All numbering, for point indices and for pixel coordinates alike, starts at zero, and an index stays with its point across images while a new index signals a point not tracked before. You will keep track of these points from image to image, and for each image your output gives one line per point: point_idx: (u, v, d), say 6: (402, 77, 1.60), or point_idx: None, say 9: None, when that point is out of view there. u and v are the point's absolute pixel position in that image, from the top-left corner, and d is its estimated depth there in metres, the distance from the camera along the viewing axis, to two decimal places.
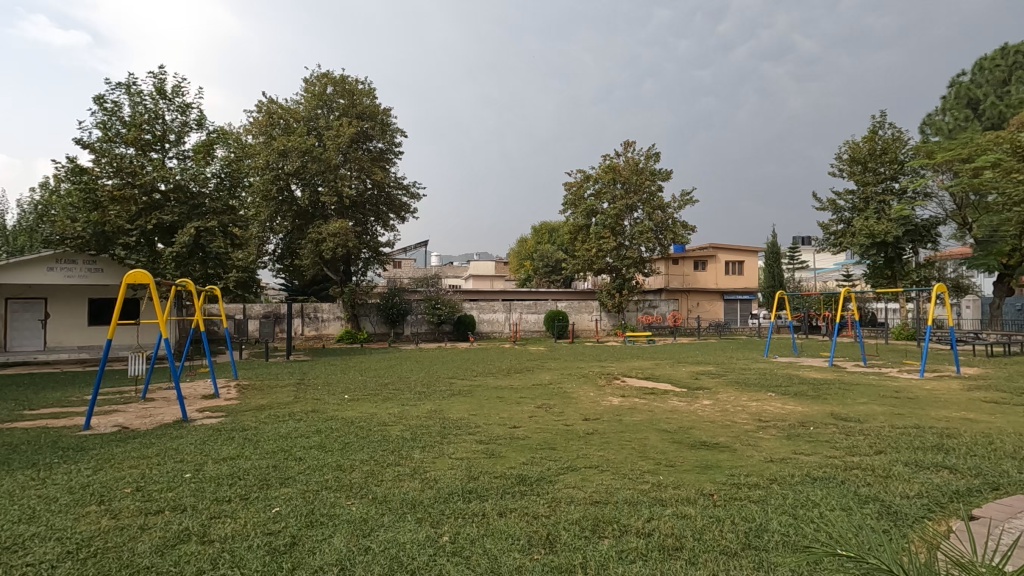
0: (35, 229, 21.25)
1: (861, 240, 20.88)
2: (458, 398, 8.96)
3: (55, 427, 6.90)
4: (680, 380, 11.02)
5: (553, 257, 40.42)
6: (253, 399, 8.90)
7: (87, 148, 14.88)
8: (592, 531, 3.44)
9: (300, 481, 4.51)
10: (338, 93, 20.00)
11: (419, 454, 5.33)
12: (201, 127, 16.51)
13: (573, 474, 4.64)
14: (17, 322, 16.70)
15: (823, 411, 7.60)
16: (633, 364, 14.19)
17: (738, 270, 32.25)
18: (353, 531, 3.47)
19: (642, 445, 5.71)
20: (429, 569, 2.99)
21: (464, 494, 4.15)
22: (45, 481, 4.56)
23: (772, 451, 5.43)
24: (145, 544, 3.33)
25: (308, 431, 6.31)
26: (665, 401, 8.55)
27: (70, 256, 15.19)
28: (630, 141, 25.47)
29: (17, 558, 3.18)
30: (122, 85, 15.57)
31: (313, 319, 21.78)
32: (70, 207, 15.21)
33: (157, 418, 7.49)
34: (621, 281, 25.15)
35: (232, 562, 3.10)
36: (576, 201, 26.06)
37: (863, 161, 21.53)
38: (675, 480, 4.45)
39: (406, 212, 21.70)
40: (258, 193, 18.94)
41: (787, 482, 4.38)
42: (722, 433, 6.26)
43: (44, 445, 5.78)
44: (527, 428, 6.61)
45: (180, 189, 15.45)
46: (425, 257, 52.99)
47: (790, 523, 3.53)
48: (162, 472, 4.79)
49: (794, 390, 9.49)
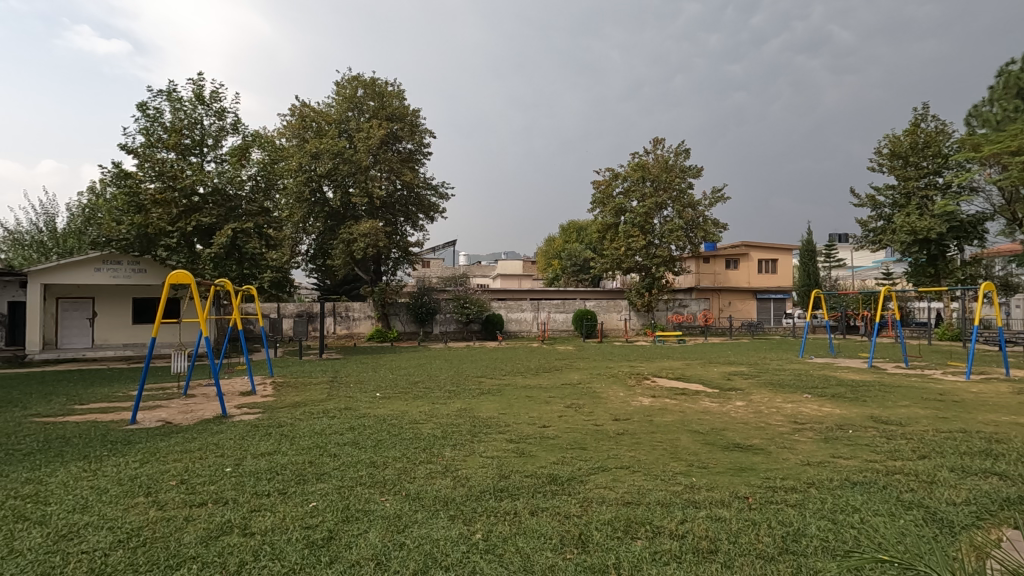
0: (83, 232, 22.15)
1: (901, 237, 20.31)
2: (487, 397, 8.98)
3: (103, 421, 7.22)
4: (712, 381, 10.84)
5: (581, 257, 40.16)
6: (289, 396, 9.12)
7: (131, 153, 15.50)
8: (625, 533, 3.43)
9: (335, 476, 4.62)
10: (368, 95, 20.31)
11: (450, 453, 5.36)
12: (237, 131, 17.00)
13: (605, 474, 4.63)
14: (67, 320, 17.49)
15: (862, 413, 7.40)
16: (663, 364, 14.03)
17: (772, 268, 31.53)
18: (389, 527, 3.53)
19: (674, 446, 5.66)
20: (462, 566, 3.03)
21: (495, 493, 4.17)
22: (96, 473, 4.77)
23: (809, 454, 5.31)
24: (190, 535, 3.45)
25: (343, 428, 6.45)
26: (696, 402, 8.42)
27: (115, 257, 16.10)
28: (660, 139, 25.27)
29: (73, 546, 3.33)
30: (164, 92, 16.15)
31: (345, 318, 22.18)
32: (115, 210, 15.88)
33: (198, 413, 7.78)
34: (651, 280, 24.77)
35: (272, 554, 3.20)
36: (604, 199, 25.86)
37: (904, 155, 20.82)
38: (709, 482, 4.39)
39: (435, 212, 21.86)
40: (292, 195, 19.39)
41: (826, 486, 4.28)
42: (756, 435, 6.17)
43: (95, 439, 6.05)
44: (557, 427, 6.60)
45: (218, 192, 15.94)
46: (453, 257, 53.41)
47: (831, 528, 3.45)
48: (205, 466, 4.97)
49: (831, 391, 9.30)
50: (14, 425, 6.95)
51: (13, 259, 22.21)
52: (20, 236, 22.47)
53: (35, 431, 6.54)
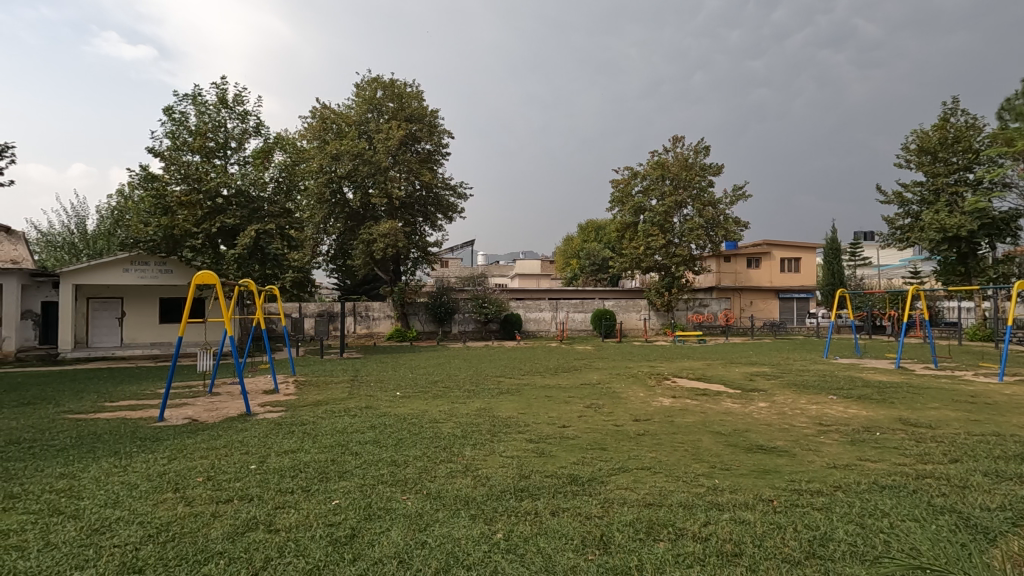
0: (113, 233, 22.70)
1: (930, 234, 19.80)
2: (506, 397, 8.98)
3: (133, 418, 7.39)
4: (733, 381, 10.67)
5: (599, 256, 39.96)
6: (311, 394, 9.24)
7: (158, 156, 15.87)
8: (648, 535, 3.40)
9: (357, 474, 4.68)
10: (387, 97, 20.51)
11: (470, 452, 5.37)
12: (259, 134, 17.28)
13: (625, 475, 4.62)
14: (96, 319, 17.98)
15: (890, 415, 7.23)
16: (684, 364, 13.90)
17: (795, 267, 31.01)
18: (411, 526, 3.55)
19: (696, 447, 5.59)
20: (485, 566, 3.04)
21: (516, 492, 4.17)
22: (126, 469, 4.90)
23: (835, 457, 5.20)
24: (216, 531, 3.52)
25: (364, 427, 6.51)
26: (718, 403, 8.28)
27: (143, 258, 16.51)
28: (679, 137, 25.00)
29: (105, 540, 3.42)
30: (189, 96, 16.51)
31: (365, 317, 22.40)
32: (143, 212, 16.27)
33: (223, 410, 7.94)
34: (670, 280, 24.54)
35: (296, 551, 3.24)
36: (623, 198, 25.66)
37: (933, 151, 20.32)
38: (732, 484, 4.34)
39: (454, 212, 21.95)
40: (313, 196, 19.65)
41: (853, 490, 4.19)
42: (781, 437, 6.04)
43: (124, 435, 6.19)
44: (577, 427, 6.59)
45: (241, 194, 16.23)
46: (471, 257, 53.72)
47: (859, 532, 3.38)
48: (230, 463, 5.06)
49: (858, 393, 9.08)
50: (48, 421, 7.17)
51: (45, 260, 22.84)
52: (53, 237, 23.19)
53: (67, 427, 6.74)
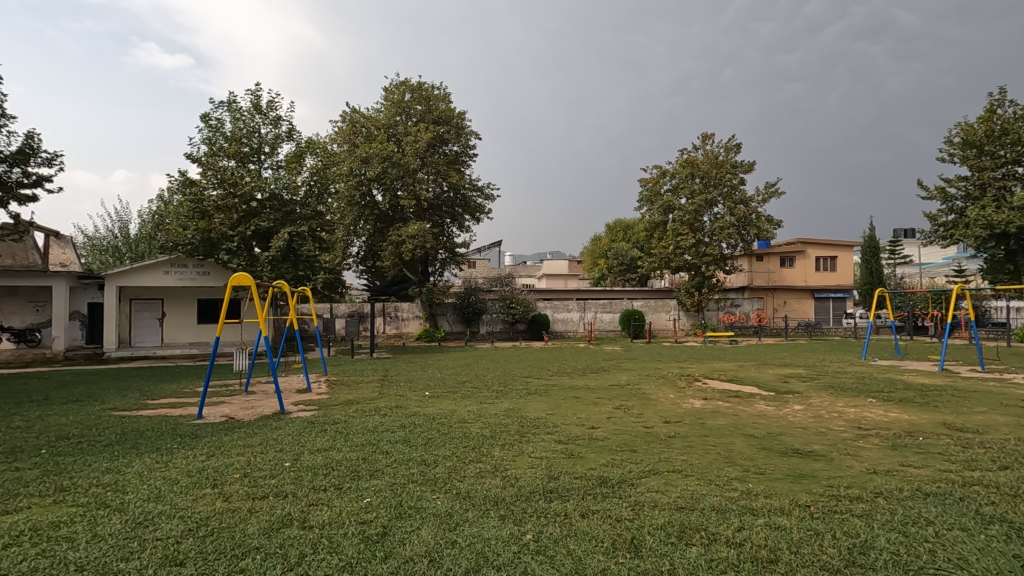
0: (154, 236, 23.53)
1: (976, 231, 18.91)
2: (534, 397, 8.99)
3: (173, 416, 7.64)
4: (766, 383, 10.42)
5: (628, 256, 39.61)
6: (341, 394, 9.39)
7: (195, 162, 16.39)
8: (679, 539, 3.35)
9: (388, 473, 4.73)
10: (415, 100, 20.73)
11: (499, 452, 5.40)
12: (292, 138, 17.67)
13: (656, 478, 4.55)
14: (139, 320, 18.66)
15: (934, 419, 6.94)
16: (715, 365, 13.65)
17: (830, 267, 30.15)
18: (441, 525, 3.58)
19: (728, 450, 5.48)
20: (514, 566, 3.04)
21: (545, 493, 4.17)
22: (168, 465, 5.07)
23: (876, 462, 5.03)
24: (253, 526, 3.62)
25: (394, 426, 6.58)
26: (751, 406, 8.08)
27: (182, 260, 17.05)
28: (709, 134, 24.57)
29: (148, 533, 3.54)
30: (225, 103, 17.02)
31: (394, 318, 22.69)
32: (181, 217, 16.84)
33: (258, 409, 8.12)
34: (701, 280, 24.13)
35: (329, 547, 3.30)
36: (652, 197, 25.35)
37: (978, 144, 19.52)
38: (766, 489, 4.23)
39: (481, 213, 22.04)
40: (343, 199, 19.97)
41: (895, 496, 4.05)
42: (817, 441, 5.88)
43: (165, 432, 6.42)
44: (606, 429, 6.54)
45: (275, 198, 16.65)
46: (498, 257, 53.93)
47: (902, 541, 3.26)
48: (265, 460, 5.19)
49: (898, 395, 8.76)
50: (95, 417, 7.47)
51: (92, 263, 23.88)
52: (99, 242, 24.21)
53: (113, 424, 7.01)
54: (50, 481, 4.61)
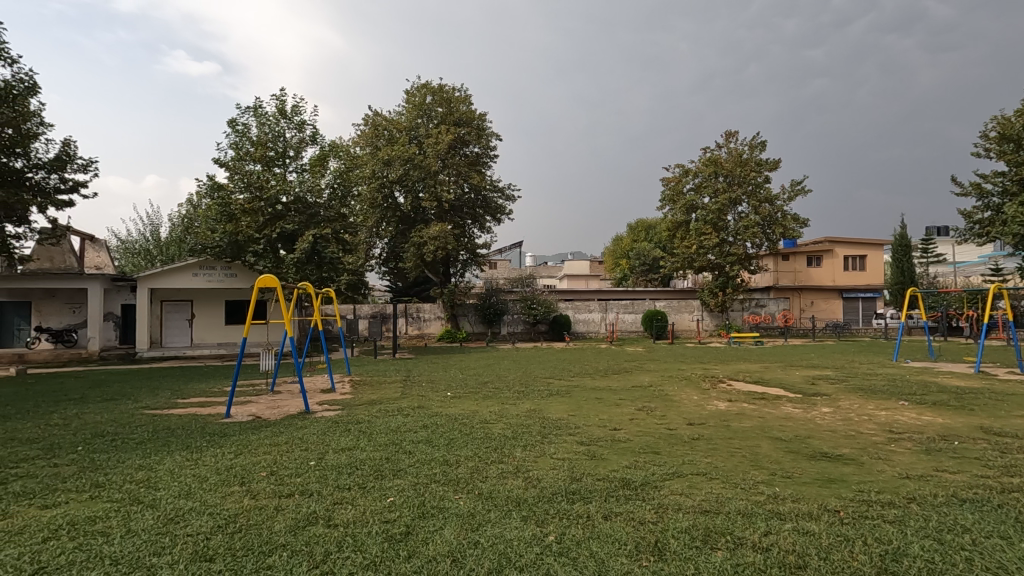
0: (183, 240, 24.13)
1: (1014, 228, 18.22)
2: (556, 398, 8.96)
3: (202, 414, 7.82)
4: (793, 385, 10.21)
5: (650, 256, 39.27)
6: (364, 394, 9.50)
7: (223, 166, 16.77)
8: (704, 542, 3.30)
9: (411, 473, 4.77)
10: (436, 102, 20.88)
11: (521, 453, 5.40)
12: (316, 142, 17.96)
13: (680, 480, 4.49)
14: (169, 321, 19.15)
15: (970, 423, 6.71)
16: (740, 366, 13.42)
17: (860, 266, 29.42)
18: (463, 525, 3.59)
19: (753, 453, 5.39)
20: (537, 567, 3.04)
21: (568, 494, 4.15)
22: (198, 462, 5.19)
23: (909, 466, 4.89)
24: (280, 524, 3.68)
25: (417, 426, 6.63)
26: (777, 408, 7.91)
27: (210, 263, 17.47)
28: (732, 132, 24.21)
29: (179, 528, 3.63)
30: (251, 109, 17.38)
31: (416, 319, 22.89)
32: (210, 220, 17.24)
33: (284, 408, 8.25)
34: (725, 280, 23.77)
35: (354, 546, 3.34)
36: (674, 196, 25.08)
37: (1016, 138, 18.85)
38: (794, 493, 4.15)
39: (502, 214, 22.08)
40: (366, 201, 20.20)
41: (930, 502, 3.92)
42: (846, 444, 5.74)
43: (195, 431, 6.57)
44: (629, 430, 6.48)
45: (300, 201, 16.92)
46: (519, 257, 53.98)
47: (937, 548, 3.16)
48: (291, 459, 5.28)
49: (931, 398, 8.51)
50: (128, 416, 7.69)
51: (125, 266, 24.62)
52: (131, 245, 24.94)
53: (145, 422, 7.21)
54: (86, 478, 4.75)
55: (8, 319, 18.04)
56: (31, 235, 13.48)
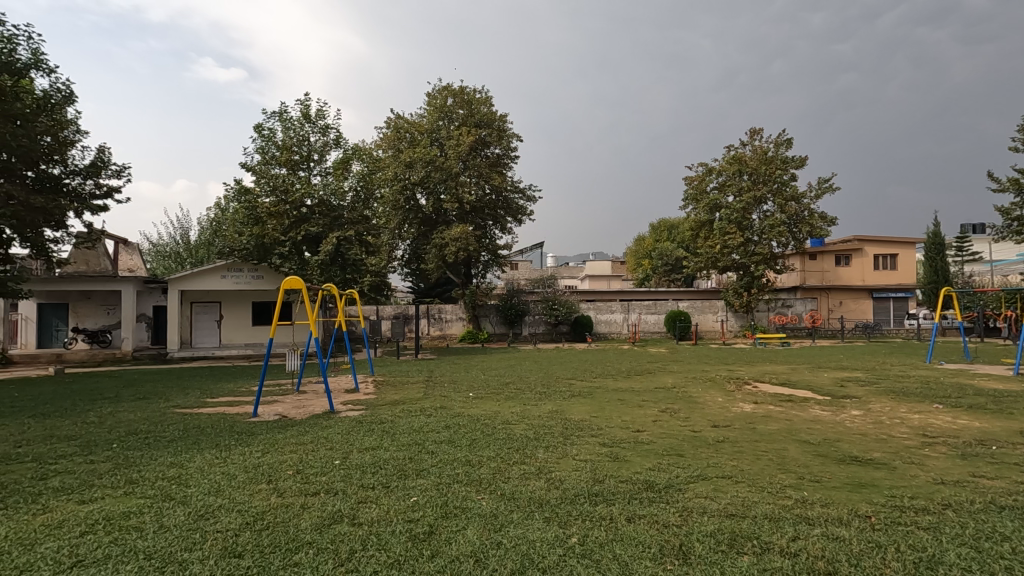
0: (212, 242, 24.70)
1: None
2: (578, 399, 8.92)
3: (230, 413, 7.99)
4: (821, 387, 9.98)
5: (673, 256, 38.85)
6: (388, 394, 9.61)
7: (249, 170, 17.13)
8: (730, 547, 3.25)
9: (434, 473, 4.80)
10: (457, 104, 20.99)
11: (544, 454, 5.39)
12: (339, 145, 18.21)
13: (705, 484, 4.43)
14: (199, 322, 19.62)
15: (1009, 428, 6.47)
16: (766, 368, 13.17)
17: (891, 265, 28.64)
18: (486, 526, 3.60)
19: (780, 456, 5.29)
20: (560, 569, 3.03)
21: (591, 496, 4.13)
22: (226, 460, 5.31)
23: (944, 472, 4.74)
24: (306, 522, 3.74)
25: (440, 427, 6.67)
26: (804, 410, 7.76)
27: (238, 265, 17.86)
28: (757, 129, 23.80)
29: (209, 525, 3.72)
30: (277, 114, 17.72)
31: (438, 319, 23.04)
32: (237, 223, 17.60)
33: (309, 408, 8.38)
34: (750, 280, 23.37)
35: (378, 544, 3.38)
36: (697, 195, 24.78)
37: None
38: (823, 498, 4.06)
39: (523, 215, 22.08)
40: (389, 203, 20.41)
41: (967, 509, 3.79)
42: (877, 448, 5.60)
43: (223, 430, 6.71)
44: (652, 432, 6.43)
45: (324, 203, 17.18)
46: (541, 258, 53.89)
47: (974, 556, 3.06)
48: (317, 458, 5.36)
49: (967, 402, 8.23)
50: (160, 415, 7.90)
51: (156, 268, 25.31)
52: (162, 248, 25.63)
53: (176, 421, 7.40)
54: (120, 474, 4.89)
55: (47, 320, 18.70)
56: (68, 239, 13.95)
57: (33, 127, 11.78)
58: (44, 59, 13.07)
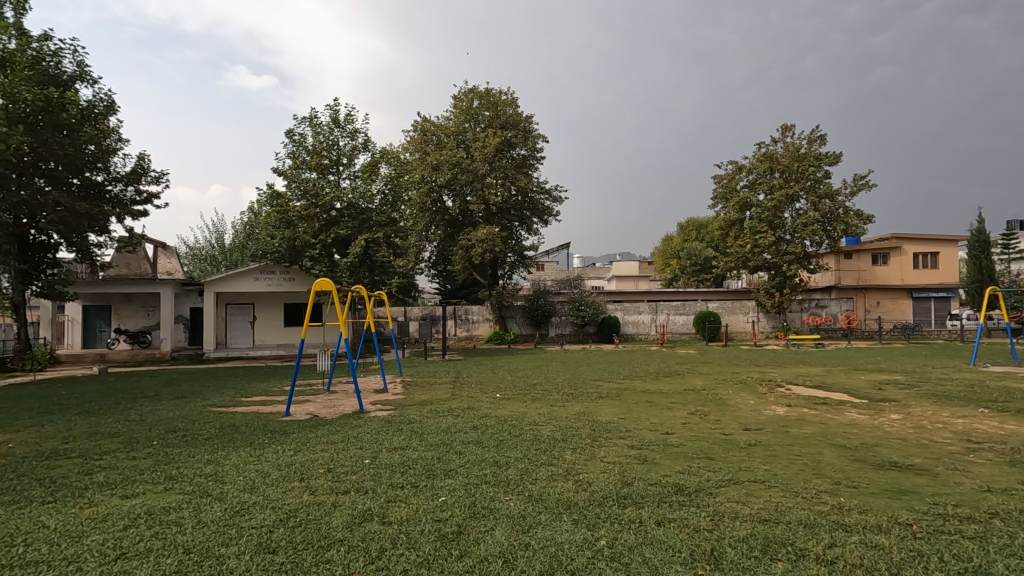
0: (246, 246, 25.35)
1: None
2: (606, 401, 8.85)
3: (264, 413, 8.18)
4: (858, 390, 9.67)
5: (702, 256, 38.24)
6: (416, 394, 9.72)
7: (281, 175, 17.53)
8: (764, 553, 3.19)
9: (462, 473, 4.83)
10: (484, 106, 21.09)
11: (571, 456, 5.37)
12: (367, 149, 18.49)
13: (737, 488, 4.35)
14: (233, 322, 20.14)
15: None
16: (800, 370, 12.82)
17: (931, 263, 27.63)
18: (514, 527, 3.61)
19: (816, 460, 5.16)
20: (588, 570, 3.02)
21: (619, 499, 4.10)
22: (260, 458, 5.43)
23: (990, 479, 4.54)
24: (337, 519, 3.81)
25: (467, 427, 6.71)
26: (840, 414, 7.53)
27: (270, 267, 18.28)
28: (789, 125, 23.25)
29: (245, 521, 3.82)
30: (307, 119, 18.10)
31: (465, 320, 23.20)
32: (269, 226, 18.03)
33: (339, 408, 8.52)
34: (782, 279, 22.85)
35: (408, 543, 3.42)
36: (726, 194, 24.36)
37: None
38: (861, 504, 3.94)
39: (549, 216, 22.05)
40: (416, 205, 20.62)
41: (1016, 518, 3.63)
42: (919, 453, 5.40)
43: (257, 428, 6.87)
44: (681, 435, 6.34)
45: (353, 206, 17.47)
46: (566, 259, 53.68)
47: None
48: (347, 457, 5.45)
49: (1015, 406, 7.87)
50: (197, 413, 8.14)
51: (193, 271, 26.12)
52: (199, 251, 26.42)
53: (213, 419, 7.61)
54: (160, 470, 5.06)
55: (91, 321, 19.47)
56: (110, 243, 14.52)
57: (78, 136, 12.32)
58: (88, 70, 13.66)
